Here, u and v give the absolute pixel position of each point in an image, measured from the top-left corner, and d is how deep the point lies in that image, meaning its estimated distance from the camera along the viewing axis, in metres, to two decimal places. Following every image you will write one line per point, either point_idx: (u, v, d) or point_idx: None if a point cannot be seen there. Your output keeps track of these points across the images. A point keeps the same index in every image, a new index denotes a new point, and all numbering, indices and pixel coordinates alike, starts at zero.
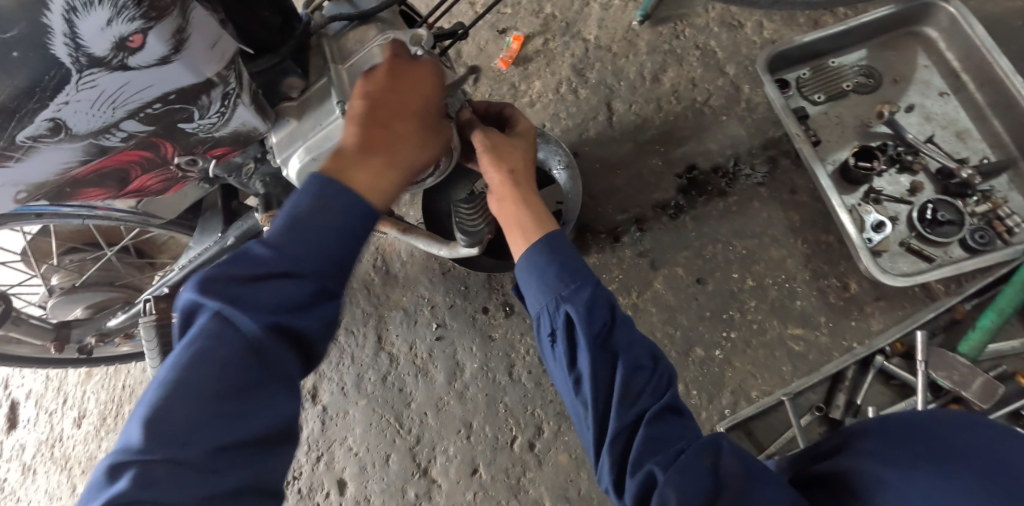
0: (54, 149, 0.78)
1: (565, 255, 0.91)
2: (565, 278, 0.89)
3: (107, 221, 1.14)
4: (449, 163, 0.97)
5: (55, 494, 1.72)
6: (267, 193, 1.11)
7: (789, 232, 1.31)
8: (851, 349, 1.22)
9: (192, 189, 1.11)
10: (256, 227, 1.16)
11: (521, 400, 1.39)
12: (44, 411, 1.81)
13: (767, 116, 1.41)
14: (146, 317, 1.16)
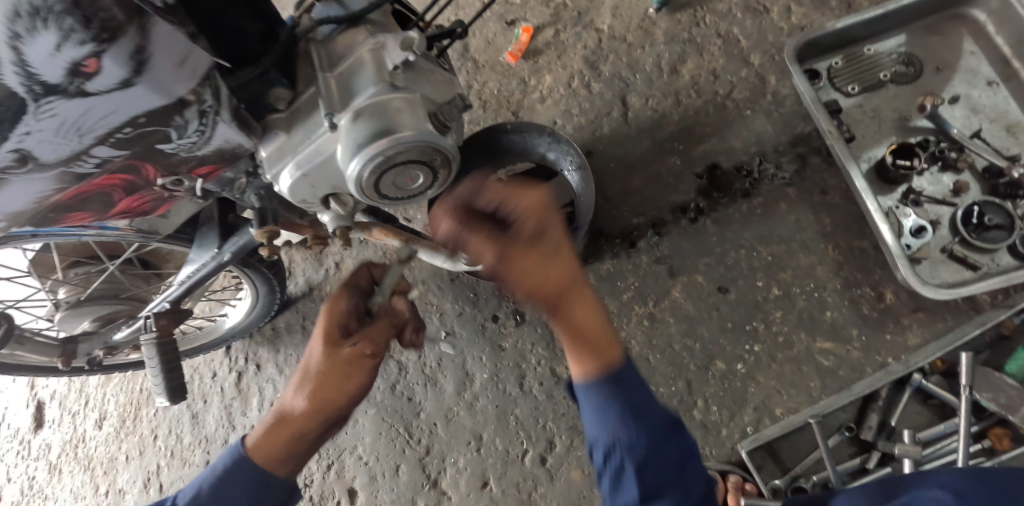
0: (24, 180, 0.69)
1: (628, 395, 0.68)
2: (628, 420, 0.67)
3: (104, 237, 1.08)
4: (447, 176, 0.92)
5: (80, 494, 1.64)
6: (262, 208, 1.00)
7: (819, 238, 1.22)
8: (886, 364, 1.13)
9: (185, 204, 1.03)
10: (252, 243, 1.10)
11: (533, 413, 1.33)
12: (67, 412, 1.72)
13: (795, 110, 1.31)
14: (147, 335, 1.15)
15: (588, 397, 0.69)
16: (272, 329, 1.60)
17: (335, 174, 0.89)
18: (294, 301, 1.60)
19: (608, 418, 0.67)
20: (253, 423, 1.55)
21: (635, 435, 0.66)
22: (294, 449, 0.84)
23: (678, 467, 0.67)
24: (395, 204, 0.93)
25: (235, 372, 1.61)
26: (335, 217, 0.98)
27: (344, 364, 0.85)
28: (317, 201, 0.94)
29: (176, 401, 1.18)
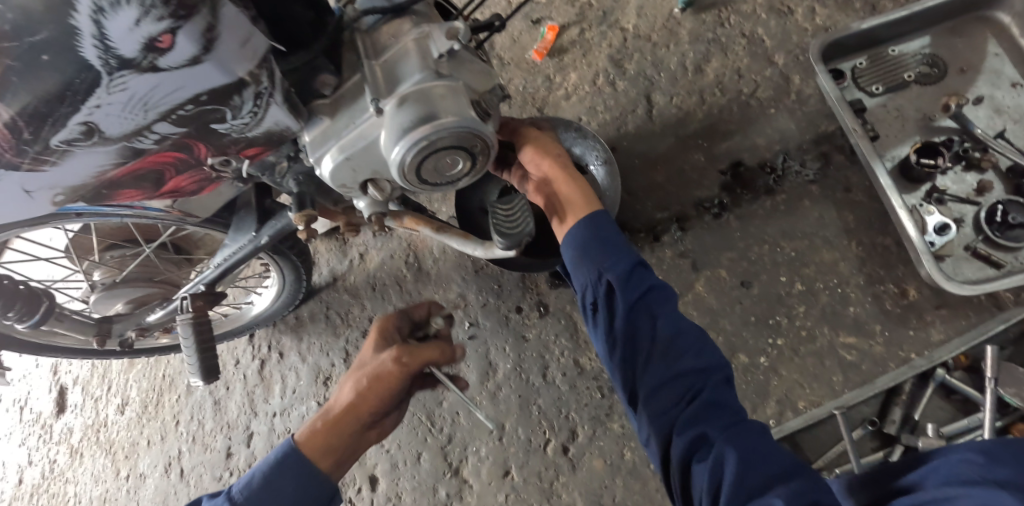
0: (88, 153, 0.71)
1: (606, 235, 0.91)
2: (608, 252, 0.89)
3: (145, 219, 1.11)
4: (484, 163, 0.95)
5: (100, 478, 1.67)
6: (300, 192, 1.03)
7: (843, 234, 1.23)
8: (909, 360, 1.14)
9: (227, 188, 1.08)
10: (290, 227, 1.15)
11: (555, 403, 1.34)
12: (90, 397, 1.75)
13: (819, 109, 1.32)
14: (183, 315, 1.18)
15: (576, 240, 0.92)
16: (295, 318, 1.62)
17: (376, 159, 0.91)
18: (317, 291, 1.62)
19: (590, 255, 0.89)
20: (275, 410, 1.57)
21: (611, 263, 0.87)
22: (338, 442, 0.89)
23: (655, 302, 0.86)
24: (432, 190, 0.96)
25: (258, 360, 1.63)
26: (370, 203, 1.02)
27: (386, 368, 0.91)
28: (355, 186, 0.96)
29: (210, 382, 1.21)
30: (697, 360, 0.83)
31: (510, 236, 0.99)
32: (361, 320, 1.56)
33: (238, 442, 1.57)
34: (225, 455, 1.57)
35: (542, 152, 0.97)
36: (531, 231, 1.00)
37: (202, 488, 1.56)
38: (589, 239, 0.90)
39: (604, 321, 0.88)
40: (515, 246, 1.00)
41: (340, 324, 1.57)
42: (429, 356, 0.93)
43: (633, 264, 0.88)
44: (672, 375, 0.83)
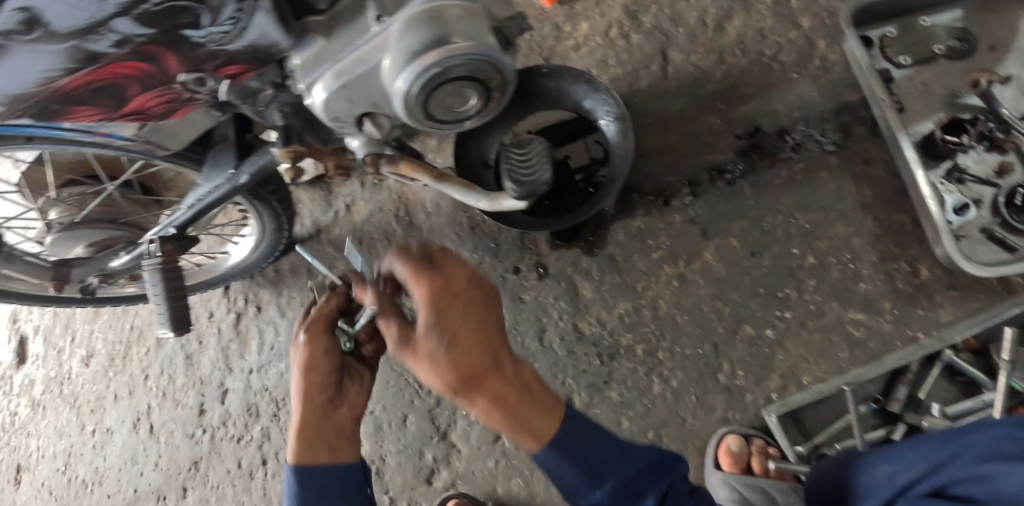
0: (32, 50, 0.64)
1: (577, 453, 0.86)
2: (582, 481, 0.85)
3: (107, 150, 1.03)
4: (496, 99, 0.88)
5: (65, 431, 1.55)
6: (286, 126, 0.99)
7: (858, 209, 1.20)
8: (916, 339, 1.13)
9: (201, 115, 0.99)
10: (272, 164, 1.07)
11: (552, 367, 1.28)
12: (54, 348, 1.59)
13: (843, 77, 1.26)
14: (151, 261, 1.10)
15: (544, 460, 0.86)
16: (275, 271, 1.53)
17: (376, 90, 0.84)
18: (299, 242, 1.52)
19: (564, 477, 0.86)
20: (252, 366, 1.49)
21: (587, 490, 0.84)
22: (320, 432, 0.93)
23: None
24: (435, 126, 0.89)
25: (233, 313, 1.53)
26: (364, 143, 0.99)
27: (318, 354, 0.93)
28: (349, 119, 0.90)
29: (181, 334, 1.13)
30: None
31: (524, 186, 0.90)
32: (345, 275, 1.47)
33: (212, 398, 1.49)
34: (198, 412, 1.49)
35: (472, 337, 0.83)
36: (547, 181, 0.90)
37: (172, 445, 1.48)
38: (564, 459, 0.85)
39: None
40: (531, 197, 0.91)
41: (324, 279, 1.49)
42: (324, 313, 0.94)
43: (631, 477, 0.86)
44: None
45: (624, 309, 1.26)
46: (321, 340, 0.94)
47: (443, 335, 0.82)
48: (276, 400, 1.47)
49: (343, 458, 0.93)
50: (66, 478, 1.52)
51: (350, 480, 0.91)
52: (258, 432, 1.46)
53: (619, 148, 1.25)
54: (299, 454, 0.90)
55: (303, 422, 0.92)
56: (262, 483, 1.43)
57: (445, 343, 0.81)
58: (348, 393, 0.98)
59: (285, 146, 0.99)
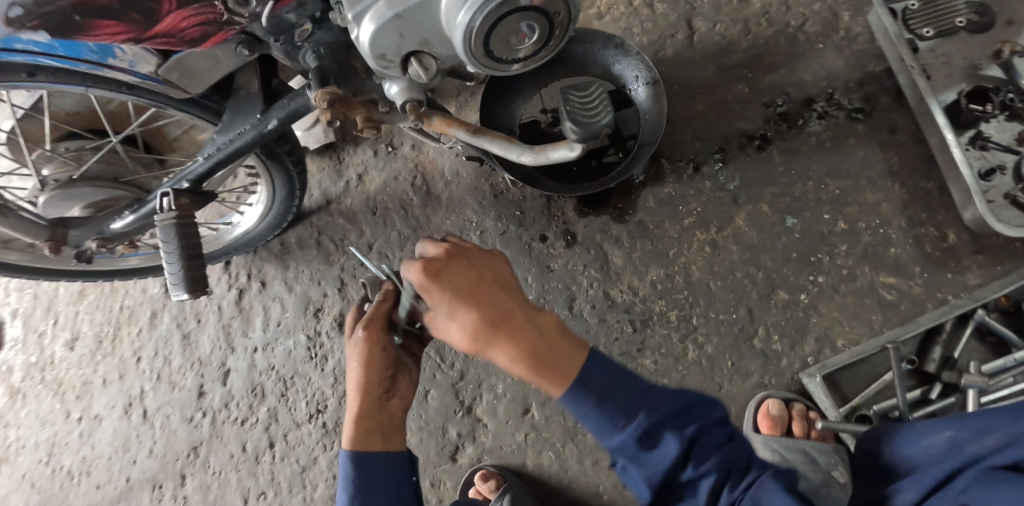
0: None
1: (610, 388, 0.75)
2: (609, 420, 0.74)
3: (116, 88, 0.98)
4: (556, 42, 0.88)
5: (48, 420, 1.48)
6: (320, 67, 0.93)
7: (887, 175, 1.21)
8: (946, 301, 1.15)
9: (228, 56, 0.94)
10: (306, 107, 1.00)
11: (583, 337, 1.25)
12: (32, 332, 1.53)
13: (868, 48, 1.27)
14: (166, 215, 1.01)
15: (575, 409, 0.76)
16: (281, 244, 1.46)
17: (427, 23, 0.84)
18: (307, 214, 1.45)
19: (599, 423, 0.74)
20: (256, 344, 1.43)
21: (622, 437, 0.73)
22: (376, 422, 0.89)
23: (680, 456, 0.73)
24: (487, 66, 0.88)
25: (235, 289, 1.46)
26: (405, 88, 0.95)
27: (374, 350, 0.91)
28: (396, 58, 0.89)
29: (196, 297, 1.02)
30: (733, 480, 0.74)
31: (582, 126, 0.87)
32: (358, 247, 1.41)
33: (212, 379, 1.43)
34: (197, 394, 1.43)
35: (465, 295, 0.78)
36: (609, 124, 0.87)
37: (168, 430, 1.43)
38: (581, 403, 0.75)
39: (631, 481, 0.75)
40: (588, 139, 0.88)
41: (334, 251, 1.42)
42: (381, 311, 0.93)
43: (644, 419, 0.73)
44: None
45: (655, 275, 1.25)
46: (379, 336, 0.93)
47: (444, 298, 0.78)
48: (282, 379, 1.40)
49: (391, 450, 0.88)
50: (50, 469, 1.46)
51: (398, 472, 0.87)
52: (264, 414, 1.39)
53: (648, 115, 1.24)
54: (354, 441, 0.87)
55: (360, 412, 0.89)
56: (269, 467, 1.37)
57: (445, 308, 0.78)
58: (400, 385, 0.96)
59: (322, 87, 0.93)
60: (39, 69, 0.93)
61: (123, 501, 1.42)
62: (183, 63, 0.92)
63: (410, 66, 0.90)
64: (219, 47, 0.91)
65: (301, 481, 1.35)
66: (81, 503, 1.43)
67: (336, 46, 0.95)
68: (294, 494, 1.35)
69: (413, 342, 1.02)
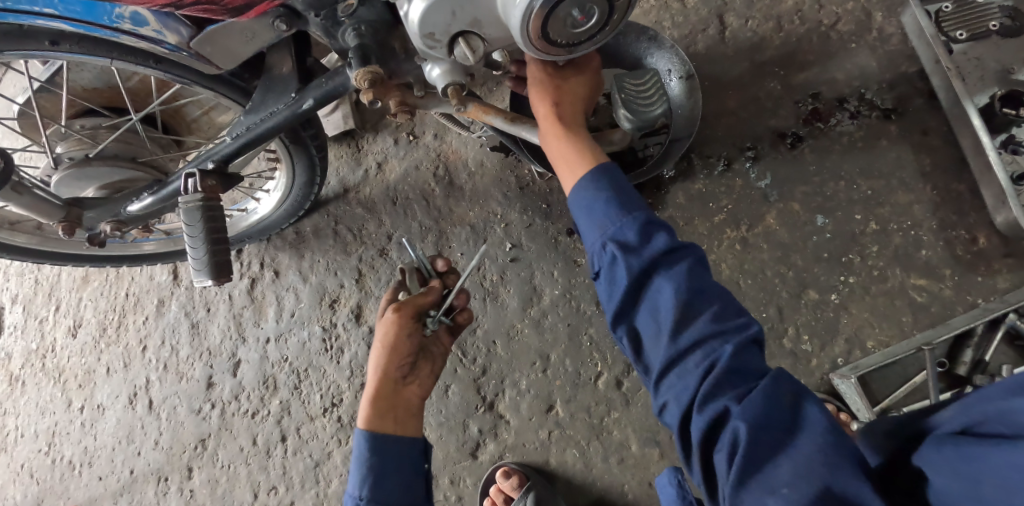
0: None
1: (619, 188, 0.78)
2: (613, 212, 0.76)
3: (141, 62, 0.93)
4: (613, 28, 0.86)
5: (47, 408, 1.50)
6: (361, 45, 0.90)
7: (919, 177, 1.21)
8: (977, 304, 1.13)
9: (264, 31, 0.89)
10: (342, 89, 0.96)
11: (609, 334, 1.23)
12: (34, 318, 1.57)
13: (901, 49, 1.27)
14: (191, 196, 0.96)
15: (579, 201, 0.80)
16: (296, 233, 1.43)
17: (482, 0, 0.81)
18: (324, 203, 1.43)
19: (594, 216, 0.77)
20: (268, 334, 1.40)
21: (618, 225, 0.75)
22: (392, 406, 0.94)
23: (661, 259, 0.73)
24: (541, 50, 0.85)
25: (247, 278, 1.44)
26: (447, 71, 0.92)
27: (402, 333, 0.95)
28: (444, 39, 0.86)
29: (220, 283, 0.98)
30: (718, 323, 0.71)
31: (638, 115, 0.92)
32: (377, 237, 1.38)
33: (221, 371, 1.41)
34: (206, 385, 1.41)
35: (544, 90, 0.91)
36: (663, 114, 0.92)
37: (176, 422, 1.41)
38: (595, 192, 0.78)
39: (603, 288, 0.75)
40: (642, 128, 0.93)
41: (352, 241, 1.39)
42: (417, 300, 0.97)
43: (642, 223, 0.74)
44: (684, 347, 0.70)
45: None
46: (408, 322, 0.96)
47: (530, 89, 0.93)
48: (296, 371, 1.36)
49: (405, 433, 0.91)
50: (50, 459, 1.47)
51: (409, 457, 0.89)
52: (276, 407, 1.36)
53: (681, 109, 1.21)
54: (369, 419, 0.91)
55: (377, 393, 0.94)
56: (281, 461, 1.33)
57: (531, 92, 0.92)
58: (419, 372, 1.03)
59: (362, 67, 0.89)
60: (62, 37, 0.88)
61: (127, 493, 1.41)
62: (218, 36, 0.88)
63: (457, 47, 0.86)
64: (256, 21, 0.87)
65: (314, 476, 1.31)
66: (81, 495, 1.43)
67: (378, 25, 0.91)
68: (306, 489, 1.30)
69: (442, 333, 1.09)
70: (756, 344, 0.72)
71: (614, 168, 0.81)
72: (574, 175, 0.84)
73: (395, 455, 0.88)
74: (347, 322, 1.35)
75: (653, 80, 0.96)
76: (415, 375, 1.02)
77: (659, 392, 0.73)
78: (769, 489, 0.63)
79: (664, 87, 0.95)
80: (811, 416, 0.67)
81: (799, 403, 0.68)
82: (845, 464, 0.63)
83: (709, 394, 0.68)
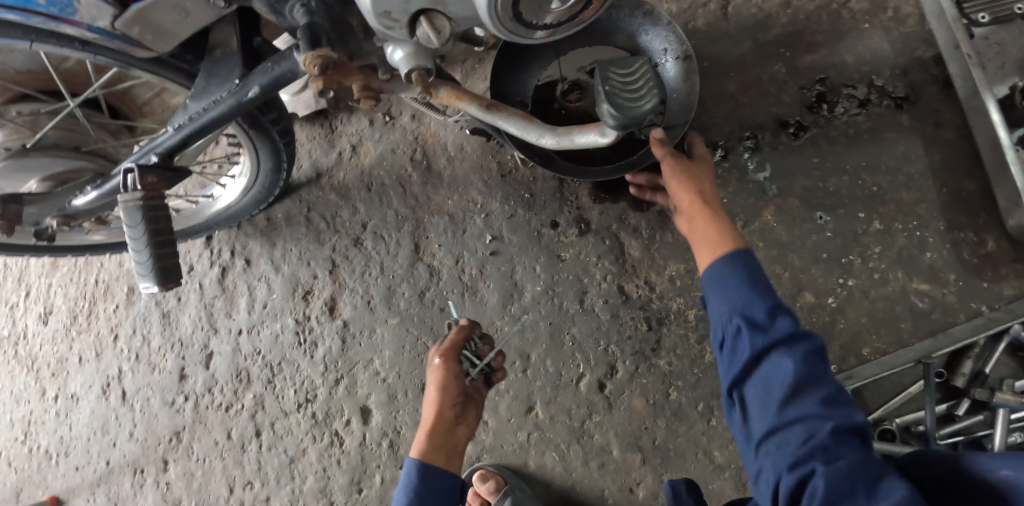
0: None
1: (757, 275, 0.78)
2: (747, 292, 0.77)
3: (65, 45, 0.83)
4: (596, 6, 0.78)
5: (22, 397, 1.48)
6: (310, 24, 0.83)
7: (927, 173, 1.13)
8: (981, 312, 1.07)
9: (201, 9, 0.81)
10: (289, 75, 0.86)
11: (593, 334, 1.17)
12: (5, 304, 1.54)
13: (917, 30, 1.17)
14: (129, 195, 0.88)
15: (714, 277, 0.81)
16: (267, 220, 1.36)
17: None
18: (296, 188, 1.35)
19: (727, 293, 0.78)
20: (239, 325, 1.34)
21: (749, 304, 0.76)
22: (443, 445, 0.91)
23: (789, 344, 0.72)
24: (513, 31, 0.79)
25: (218, 267, 1.38)
26: (411, 54, 0.85)
27: (449, 377, 0.93)
28: (402, 17, 0.79)
29: (167, 289, 0.91)
30: (826, 406, 0.69)
31: (623, 109, 0.78)
32: (351, 226, 1.30)
33: (194, 363, 1.36)
34: (178, 377, 1.37)
35: (685, 185, 0.95)
36: (653, 109, 0.79)
37: (149, 413, 1.37)
38: (728, 274, 0.79)
39: (725, 359, 0.76)
40: (628, 124, 0.80)
41: (325, 230, 1.32)
42: (454, 341, 0.95)
43: (772, 307, 0.75)
44: (791, 419, 0.70)
45: (675, 270, 1.17)
46: (454, 365, 0.95)
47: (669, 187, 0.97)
48: (269, 365, 1.31)
49: (453, 472, 0.89)
50: (28, 447, 1.45)
51: (451, 494, 0.86)
52: (250, 401, 1.31)
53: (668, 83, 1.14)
54: (422, 452, 0.89)
55: (430, 431, 0.91)
56: (256, 456, 1.30)
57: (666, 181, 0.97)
58: (468, 414, 0.97)
59: (312, 50, 0.82)
60: None
61: (103, 484, 1.38)
62: (148, 16, 0.79)
63: (419, 27, 0.80)
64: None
65: (290, 472, 1.27)
66: (58, 485, 1.41)
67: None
68: (281, 486, 1.27)
69: (480, 381, 1.01)
70: (861, 438, 0.70)
71: (745, 251, 0.82)
72: (711, 253, 0.84)
73: (440, 488, 0.86)
74: (321, 315, 1.29)
75: (642, 69, 0.83)
76: (467, 418, 0.97)
77: (758, 455, 0.73)
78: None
79: (655, 77, 0.81)
80: (890, 499, 0.64)
81: (874, 490, 0.65)
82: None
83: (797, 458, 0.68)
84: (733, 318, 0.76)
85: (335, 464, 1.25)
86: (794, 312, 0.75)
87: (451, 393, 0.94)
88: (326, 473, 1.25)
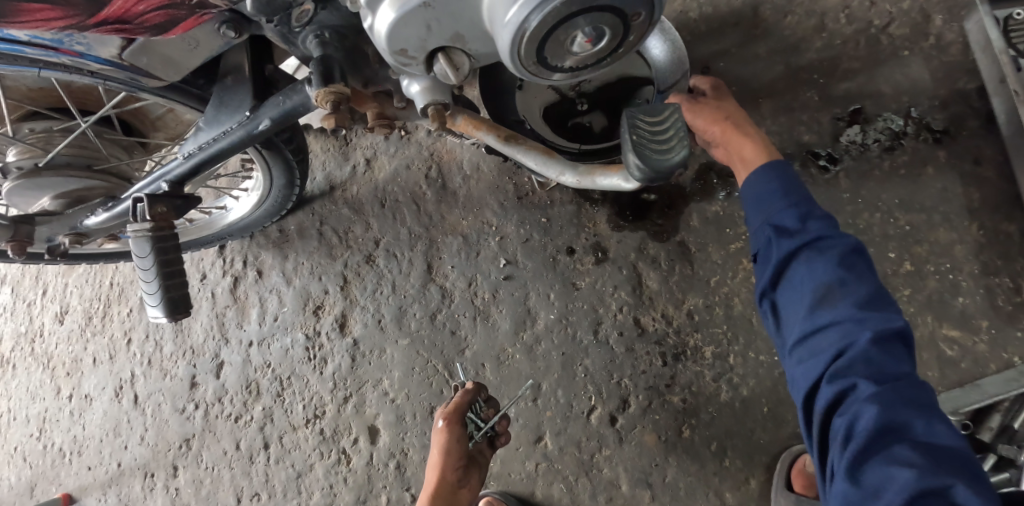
0: None
1: (792, 184, 0.78)
2: (781, 200, 0.77)
3: (74, 74, 0.81)
4: (630, 46, 0.73)
5: (38, 394, 1.49)
6: (324, 56, 0.78)
7: (964, 213, 1.07)
8: (1014, 363, 1.02)
9: (210, 38, 0.76)
10: (302, 108, 0.83)
11: (606, 366, 1.15)
12: (23, 301, 1.55)
13: (961, 60, 1.11)
14: (139, 225, 0.86)
15: (753, 194, 0.80)
16: (279, 231, 1.34)
17: (462, 15, 0.68)
18: (309, 200, 1.33)
19: (763, 205, 0.78)
20: (250, 337, 1.34)
21: (784, 214, 0.76)
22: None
23: (821, 246, 0.73)
24: (536, 73, 0.73)
25: (230, 277, 1.37)
26: (428, 88, 0.81)
27: (451, 440, 1.00)
28: (420, 54, 0.73)
29: (177, 320, 0.90)
30: (862, 310, 0.69)
31: (651, 164, 0.75)
32: (364, 242, 1.29)
33: (205, 371, 1.36)
34: (189, 385, 1.37)
35: (712, 117, 0.91)
36: (681, 162, 0.76)
37: (161, 419, 1.38)
38: (765, 186, 0.79)
39: (761, 268, 0.77)
40: (654, 178, 0.77)
41: (337, 245, 1.30)
42: (457, 406, 1.02)
43: (805, 215, 0.75)
44: (829, 328, 0.70)
45: (693, 305, 1.13)
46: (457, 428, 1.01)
47: (695, 124, 0.93)
48: (279, 378, 1.31)
49: None
50: (43, 444, 1.47)
51: None
52: (259, 413, 1.31)
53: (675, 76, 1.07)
54: None
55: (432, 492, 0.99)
56: (264, 468, 1.29)
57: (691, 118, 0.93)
58: (471, 478, 1.03)
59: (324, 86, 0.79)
60: None
61: (115, 485, 1.39)
62: (157, 49, 0.76)
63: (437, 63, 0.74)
64: (198, 28, 0.74)
65: (296, 487, 1.27)
66: (71, 483, 1.43)
67: (345, 30, 0.79)
68: (288, 499, 1.27)
69: (484, 444, 1.08)
70: (900, 342, 0.69)
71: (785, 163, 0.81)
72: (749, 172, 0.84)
73: None
74: (331, 331, 1.28)
75: (671, 116, 0.79)
76: (470, 481, 1.03)
77: (792, 362, 0.74)
78: (889, 461, 0.62)
79: (684, 125, 0.78)
80: (933, 421, 0.64)
81: (925, 414, 0.65)
82: (942, 470, 0.61)
83: (840, 370, 0.68)
84: (767, 230, 0.77)
85: (341, 481, 1.24)
86: (828, 217, 0.75)
87: (453, 457, 1.00)
88: (333, 490, 1.24)
